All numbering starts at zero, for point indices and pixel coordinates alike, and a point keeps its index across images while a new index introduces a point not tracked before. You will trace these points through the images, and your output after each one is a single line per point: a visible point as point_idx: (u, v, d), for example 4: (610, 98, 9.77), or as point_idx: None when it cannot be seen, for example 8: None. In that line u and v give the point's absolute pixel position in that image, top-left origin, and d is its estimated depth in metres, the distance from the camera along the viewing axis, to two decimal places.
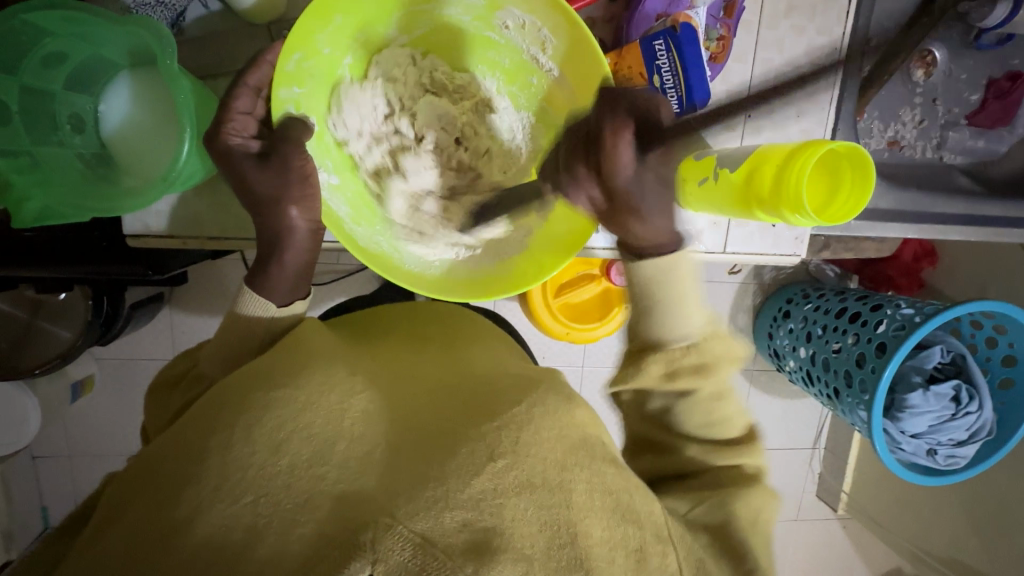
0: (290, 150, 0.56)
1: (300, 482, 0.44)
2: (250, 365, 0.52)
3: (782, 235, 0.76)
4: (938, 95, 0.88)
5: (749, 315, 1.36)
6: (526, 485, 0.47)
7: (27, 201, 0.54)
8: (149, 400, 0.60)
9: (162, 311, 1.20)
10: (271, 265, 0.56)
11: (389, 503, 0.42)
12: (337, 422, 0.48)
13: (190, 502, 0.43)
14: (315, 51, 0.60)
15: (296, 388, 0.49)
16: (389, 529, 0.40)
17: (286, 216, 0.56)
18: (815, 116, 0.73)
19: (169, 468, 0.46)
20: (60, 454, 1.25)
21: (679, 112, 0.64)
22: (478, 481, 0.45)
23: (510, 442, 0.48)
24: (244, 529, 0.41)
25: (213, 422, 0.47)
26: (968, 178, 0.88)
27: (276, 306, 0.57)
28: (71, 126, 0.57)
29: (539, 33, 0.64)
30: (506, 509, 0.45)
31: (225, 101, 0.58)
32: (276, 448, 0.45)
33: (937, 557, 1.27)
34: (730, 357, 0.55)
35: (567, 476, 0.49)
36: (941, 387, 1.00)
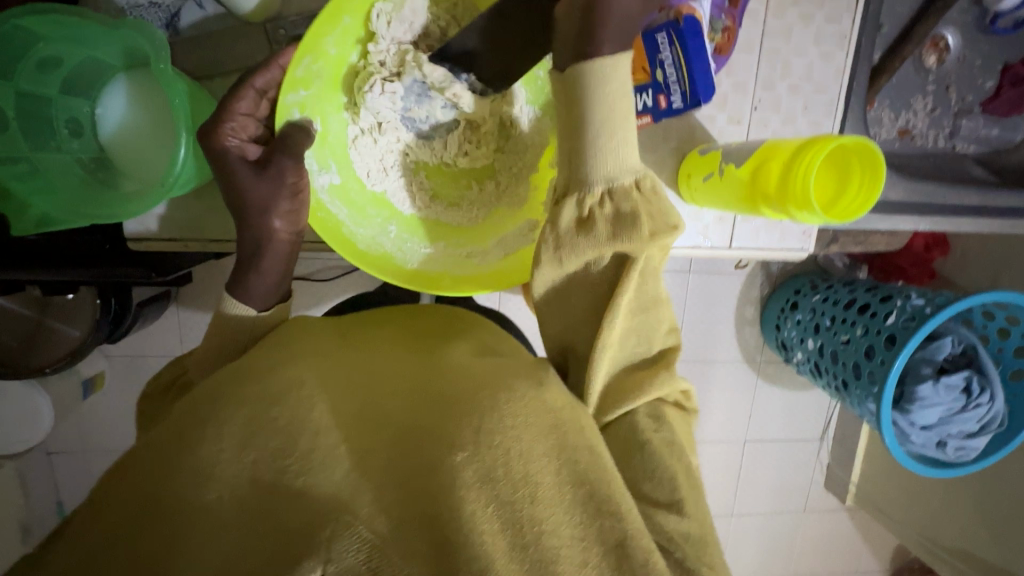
0: (287, 162, 0.57)
1: (265, 475, 0.45)
2: (235, 367, 0.54)
3: (789, 230, 0.75)
4: (951, 82, 0.86)
5: (757, 306, 1.34)
6: (487, 478, 0.46)
7: (31, 208, 0.54)
8: (151, 400, 0.60)
9: (170, 309, 1.20)
10: (249, 271, 0.58)
11: (351, 502, 0.43)
12: (305, 414, 0.49)
13: (162, 495, 0.43)
14: (322, 53, 0.59)
15: (263, 388, 0.50)
16: (349, 528, 0.41)
17: (269, 226, 0.58)
18: (823, 107, 0.72)
19: (144, 462, 0.46)
20: (73, 450, 1.27)
21: (682, 108, 0.63)
22: (441, 477, 0.46)
23: (473, 431, 0.48)
24: (207, 523, 0.42)
25: (189, 418, 0.48)
26: (982, 167, 0.86)
27: (257, 310, 0.60)
28: (69, 130, 0.57)
29: None
30: (465, 502, 0.44)
31: (227, 100, 0.57)
32: (242, 444, 0.46)
33: (945, 549, 1.26)
34: (658, 225, 0.53)
35: (532, 468, 0.48)
36: (952, 378, 0.99)
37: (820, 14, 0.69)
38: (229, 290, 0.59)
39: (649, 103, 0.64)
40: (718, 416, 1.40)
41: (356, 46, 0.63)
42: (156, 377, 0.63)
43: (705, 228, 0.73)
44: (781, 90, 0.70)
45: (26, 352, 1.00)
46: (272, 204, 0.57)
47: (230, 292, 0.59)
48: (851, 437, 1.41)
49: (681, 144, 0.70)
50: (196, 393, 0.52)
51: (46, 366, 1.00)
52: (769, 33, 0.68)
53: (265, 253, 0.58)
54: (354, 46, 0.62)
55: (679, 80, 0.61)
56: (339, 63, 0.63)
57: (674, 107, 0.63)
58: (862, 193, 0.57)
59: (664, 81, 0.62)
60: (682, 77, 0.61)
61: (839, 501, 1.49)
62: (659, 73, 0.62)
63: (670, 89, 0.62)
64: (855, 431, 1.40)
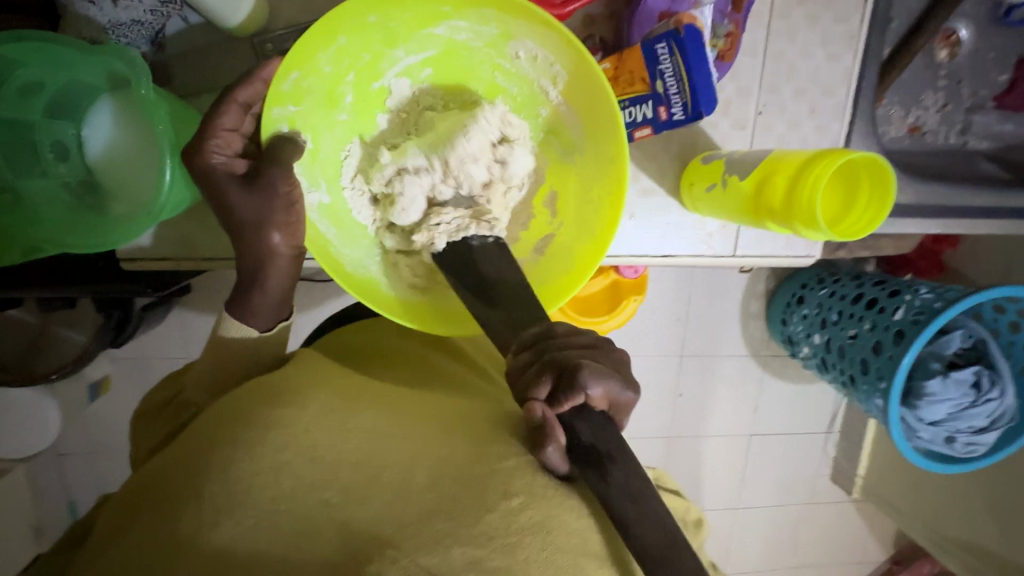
0: (277, 175, 0.55)
1: (305, 505, 0.44)
2: (258, 389, 0.55)
3: (795, 235, 0.73)
4: (963, 76, 0.83)
5: (763, 302, 1.33)
6: (539, 527, 0.45)
7: (15, 239, 0.53)
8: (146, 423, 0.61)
9: (173, 312, 1.20)
10: (254, 290, 0.58)
11: (395, 535, 0.42)
12: (342, 446, 0.49)
13: (192, 519, 0.43)
14: (315, 69, 0.57)
15: (299, 410, 0.52)
16: (394, 560, 0.40)
17: (269, 241, 0.57)
18: (831, 110, 0.70)
19: (173, 484, 0.46)
20: (83, 452, 1.28)
21: (685, 121, 0.60)
22: (491, 516, 0.45)
23: (525, 481, 0.48)
24: (243, 553, 0.40)
25: (220, 439, 0.49)
26: (994, 164, 0.83)
27: (259, 331, 0.60)
28: (54, 154, 0.55)
29: (551, 66, 0.60)
30: (518, 549, 0.43)
31: (211, 114, 0.55)
32: (278, 469, 0.46)
33: (953, 542, 1.26)
34: None
35: (576, 513, 0.48)
36: (961, 373, 0.98)
37: (827, 14, 0.66)
38: (230, 309, 0.59)
39: (649, 114, 0.62)
40: (723, 413, 1.39)
41: (351, 68, 0.60)
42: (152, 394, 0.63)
43: (708, 236, 0.71)
44: (787, 92, 0.68)
45: (33, 360, 1.01)
46: (267, 220, 0.56)
47: (230, 311, 0.59)
48: (858, 432, 1.40)
49: (683, 151, 0.68)
50: (224, 410, 0.53)
51: (51, 373, 1.01)
52: (773, 34, 0.66)
53: (268, 271, 0.58)
54: (352, 68, 0.60)
55: (680, 92, 0.59)
56: (335, 82, 0.60)
57: (675, 118, 0.60)
58: (872, 207, 0.56)
59: (664, 92, 0.60)
60: (684, 88, 0.58)
61: (846, 495, 1.49)
62: (659, 84, 0.60)
63: (671, 100, 0.60)
64: (862, 426, 1.39)
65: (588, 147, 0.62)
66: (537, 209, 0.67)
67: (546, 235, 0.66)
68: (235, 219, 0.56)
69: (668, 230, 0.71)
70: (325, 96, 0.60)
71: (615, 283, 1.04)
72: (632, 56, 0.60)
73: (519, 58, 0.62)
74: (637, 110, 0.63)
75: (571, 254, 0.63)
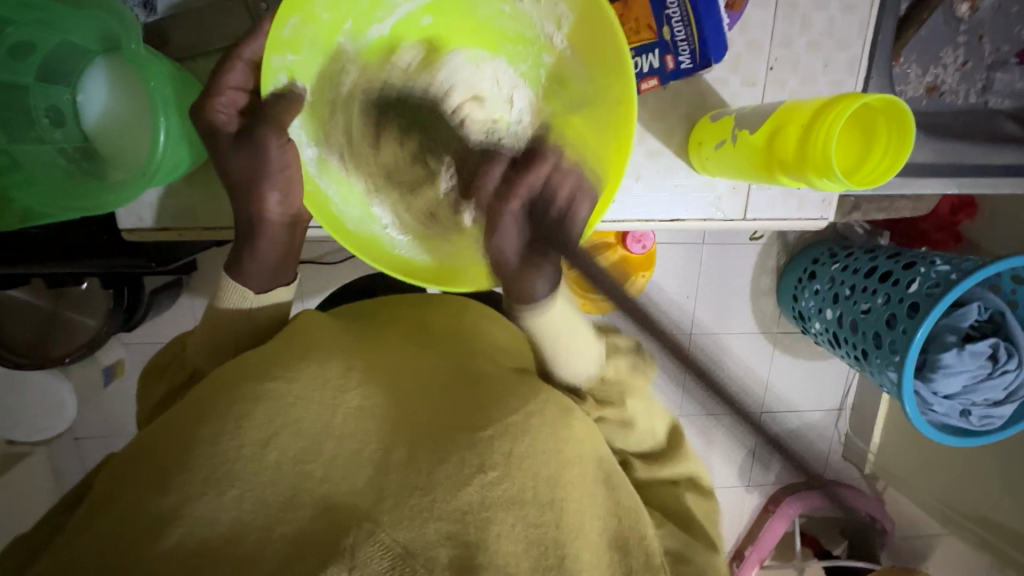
0: (269, 135, 0.57)
1: (289, 478, 0.44)
2: (251, 354, 0.55)
3: (807, 198, 0.72)
4: (985, 31, 0.80)
5: (774, 276, 1.31)
6: (516, 500, 0.47)
7: (12, 204, 0.52)
8: (150, 381, 0.61)
9: (182, 296, 1.20)
10: (244, 252, 0.59)
11: (373, 509, 0.43)
12: (327, 417, 0.49)
13: (178, 490, 0.43)
14: (312, 15, 0.55)
15: (287, 382, 0.50)
16: (371, 536, 0.41)
17: (262, 201, 0.59)
18: (846, 65, 0.67)
19: (156, 461, 0.46)
20: (99, 435, 1.29)
21: (692, 70, 0.59)
22: (466, 492, 0.46)
23: (503, 454, 0.49)
24: (228, 527, 0.42)
25: (205, 412, 0.48)
26: (1016, 123, 0.80)
27: (254, 294, 0.60)
28: (49, 119, 0.55)
29: (556, 7, 0.58)
30: (492, 524, 0.45)
31: (217, 71, 0.56)
32: (264, 443, 0.46)
33: (967, 515, 1.24)
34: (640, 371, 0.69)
35: (558, 495, 0.49)
36: (978, 345, 0.96)
37: None
38: (228, 270, 0.60)
39: (654, 64, 0.60)
40: (735, 388, 1.37)
41: (350, 15, 0.58)
42: (156, 356, 0.64)
43: (718, 199, 0.70)
44: (799, 47, 0.66)
45: (42, 343, 1.01)
46: (257, 184, 0.58)
47: (229, 272, 0.60)
48: (870, 405, 1.39)
49: (691, 111, 0.67)
50: (210, 381, 0.53)
51: (65, 356, 1.01)
52: None
53: (259, 236, 0.60)
54: (351, 15, 0.58)
55: (688, 38, 0.58)
56: (333, 30, 0.58)
57: (682, 67, 0.60)
58: (888, 156, 0.55)
59: (671, 39, 0.59)
60: (692, 34, 0.58)
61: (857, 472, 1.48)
62: (667, 30, 0.59)
63: (678, 48, 0.59)
64: (874, 399, 1.37)
65: (592, 89, 0.59)
66: (548, 158, 0.64)
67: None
68: (234, 180, 0.59)
69: (676, 193, 0.69)
70: (323, 47, 0.58)
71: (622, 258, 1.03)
72: (640, 1, 0.58)
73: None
74: (642, 61, 0.61)
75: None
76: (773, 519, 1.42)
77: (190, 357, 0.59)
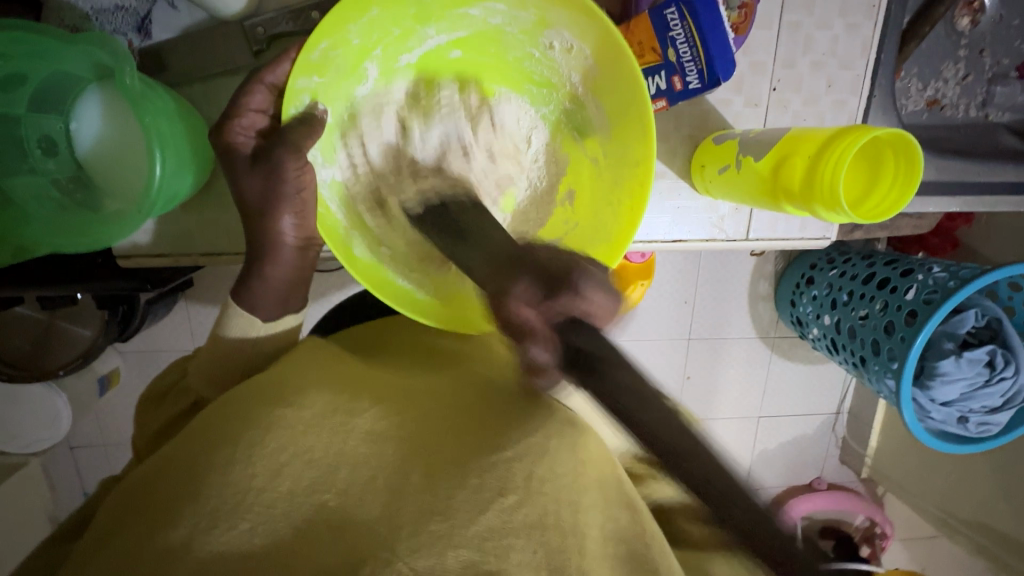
0: (286, 159, 0.54)
1: (301, 509, 0.44)
2: (260, 379, 0.55)
3: (810, 219, 0.71)
4: (986, 45, 0.79)
5: (772, 282, 1.31)
6: (538, 524, 0.46)
7: (9, 236, 0.52)
8: (147, 410, 0.60)
9: (179, 304, 1.19)
10: (254, 279, 0.58)
11: (390, 537, 0.43)
12: (340, 445, 0.49)
13: (188, 524, 0.42)
14: (343, 41, 0.53)
15: (297, 409, 0.51)
16: (388, 565, 0.40)
17: (278, 228, 0.57)
18: (849, 83, 0.67)
19: (165, 491, 0.46)
20: (96, 444, 1.29)
21: (701, 89, 0.58)
22: (484, 518, 0.45)
23: (523, 476, 0.48)
24: (241, 556, 0.41)
25: (217, 441, 0.49)
26: (1016, 138, 0.80)
27: (263, 322, 0.59)
28: (42, 150, 0.54)
29: (585, 60, 0.58)
30: (512, 552, 0.44)
31: (238, 94, 0.56)
32: (276, 472, 0.46)
33: (963, 520, 1.25)
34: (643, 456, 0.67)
35: (580, 519, 0.48)
36: (975, 353, 0.95)
37: None
38: (233, 295, 0.59)
39: (662, 86, 0.61)
40: (732, 396, 1.38)
41: (381, 41, 0.57)
42: (156, 381, 0.64)
43: (720, 220, 0.69)
44: (803, 67, 0.65)
45: (40, 355, 1.00)
46: (272, 208, 0.56)
47: (235, 297, 0.59)
48: (868, 412, 1.39)
49: (694, 131, 0.66)
50: (218, 409, 0.53)
51: (59, 368, 1.01)
52: (788, 5, 0.63)
53: (272, 259, 0.58)
54: (382, 42, 0.57)
55: (694, 58, 0.57)
56: (362, 55, 0.57)
57: (690, 88, 0.59)
58: (895, 192, 0.55)
59: (677, 61, 0.58)
60: (698, 55, 0.57)
61: (855, 475, 1.49)
62: (671, 52, 0.58)
63: (686, 69, 0.58)
64: (872, 406, 1.38)
65: (612, 119, 0.59)
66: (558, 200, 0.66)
67: (561, 236, 0.64)
68: (248, 206, 0.57)
69: (677, 215, 0.69)
70: (351, 70, 0.57)
71: (622, 268, 1.03)
72: (641, 24, 0.59)
73: (553, 49, 0.59)
74: (649, 82, 0.61)
75: (583, 255, 0.61)
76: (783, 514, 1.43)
77: (193, 385, 0.58)
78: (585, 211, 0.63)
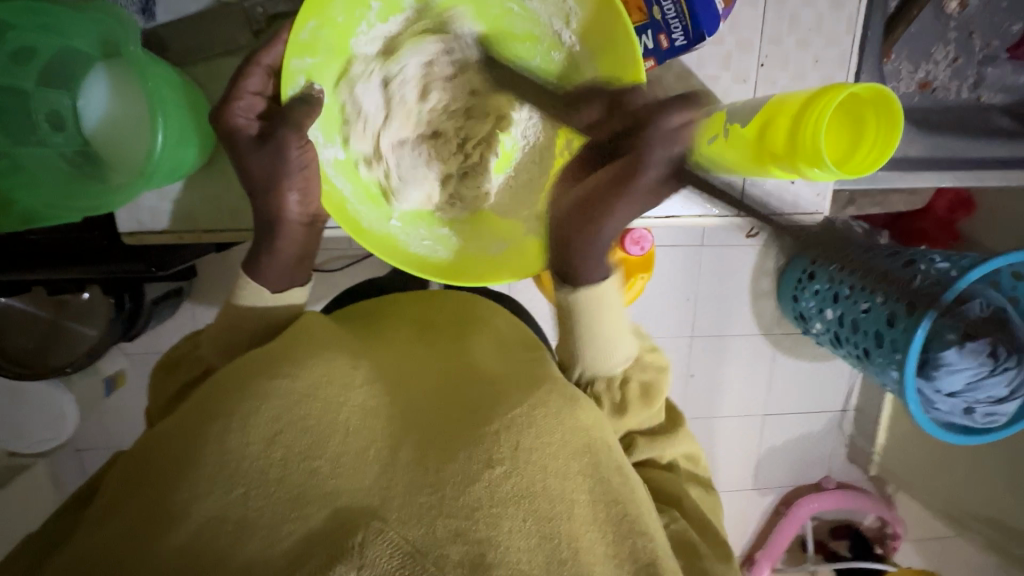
0: (290, 134, 0.57)
1: (294, 475, 0.45)
2: (257, 356, 0.55)
3: (801, 192, 0.72)
4: (975, 27, 0.80)
5: (773, 278, 1.31)
6: (524, 493, 0.46)
7: (14, 204, 0.54)
8: (158, 381, 0.62)
9: (184, 304, 1.20)
10: (264, 252, 0.61)
11: (382, 507, 0.43)
12: (335, 414, 0.49)
13: (187, 489, 0.43)
14: (328, 18, 0.56)
15: (292, 379, 0.51)
16: (379, 533, 0.41)
17: (282, 202, 0.60)
18: (836, 61, 0.68)
19: (164, 459, 0.47)
20: (102, 446, 1.29)
21: (686, 46, 0.61)
22: (473, 489, 0.45)
23: (511, 446, 0.48)
24: (235, 521, 0.42)
25: (212, 411, 0.49)
26: (1009, 118, 0.81)
27: (271, 293, 0.61)
28: (50, 124, 0.55)
29: (564, 4, 0.60)
30: (503, 520, 0.44)
31: (235, 78, 0.57)
32: (270, 441, 0.46)
33: (973, 516, 1.23)
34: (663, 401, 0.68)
35: (568, 486, 0.49)
36: (978, 343, 0.96)
37: None
38: (246, 268, 0.61)
39: (649, 45, 0.62)
40: (736, 391, 1.37)
41: (364, 15, 0.59)
42: (170, 350, 0.65)
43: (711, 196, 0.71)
44: (789, 45, 0.67)
45: (45, 353, 1.01)
46: (277, 183, 0.59)
47: (246, 271, 0.61)
48: (874, 405, 1.38)
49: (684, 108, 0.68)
50: (215, 383, 0.53)
51: (67, 365, 1.01)
52: None
53: (279, 233, 0.60)
54: (365, 15, 0.59)
55: (679, 16, 0.59)
56: (348, 31, 0.59)
57: (677, 45, 0.61)
58: (874, 152, 0.55)
59: (663, 19, 0.60)
60: (682, 11, 0.59)
61: (863, 473, 1.47)
62: (656, 10, 0.60)
63: (670, 26, 0.60)
64: (878, 399, 1.37)
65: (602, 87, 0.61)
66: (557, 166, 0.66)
67: (559, 193, 0.66)
68: (254, 181, 0.59)
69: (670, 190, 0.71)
70: (340, 49, 0.59)
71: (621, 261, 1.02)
72: None
73: (531, 1, 0.60)
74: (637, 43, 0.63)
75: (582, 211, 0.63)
76: (791, 514, 1.41)
77: (204, 356, 0.61)
78: (583, 166, 0.63)
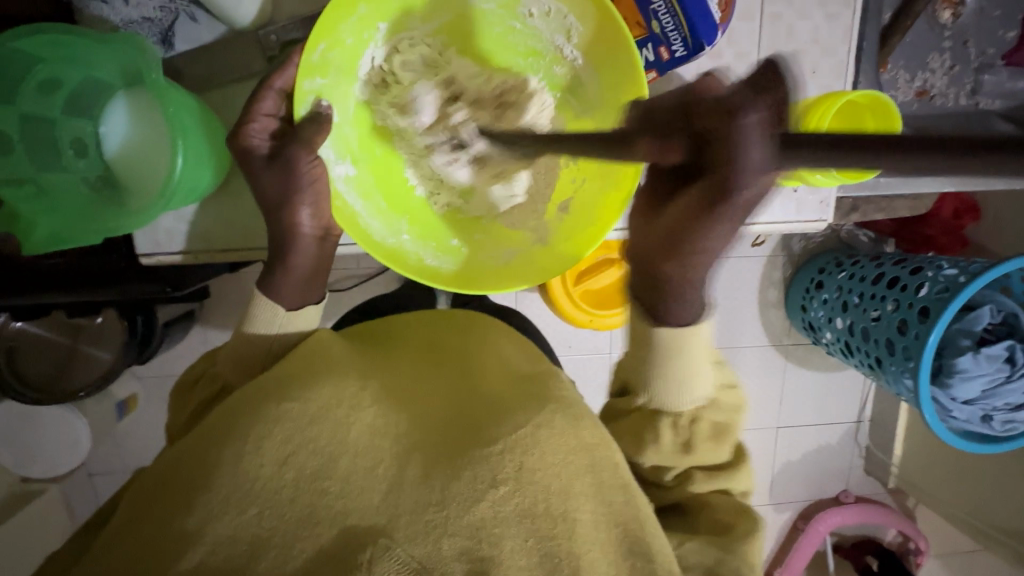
0: (299, 154, 0.58)
1: (305, 496, 0.45)
2: (268, 377, 0.55)
3: (805, 201, 0.73)
4: (969, 36, 0.82)
5: (782, 288, 1.30)
6: (527, 514, 0.47)
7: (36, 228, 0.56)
8: (175, 403, 0.64)
9: (196, 328, 1.22)
10: (278, 268, 0.61)
11: (390, 525, 0.44)
12: (343, 437, 0.49)
13: (201, 510, 0.43)
14: (338, 41, 0.59)
15: (303, 402, 0.51)
16: (386, 551, 0.43)
17: (295, 219, 0.60)
18: (834, 71, 0.69)
19: (177, 480, 0.47)
20: (114, 471, 1.30)
21: (686, 56, 0.62)
22: (478, 508, 0.45)
23: (513, 467, 0.48)
24: (248, 541, 0.43)
25: (227, 435, 0.49)
26: (1008, 123, 0.82)
27: (285, 310, 0.62)
28: (74, 151, 0.58)
29: (565, 20, 0.62)
30: (504, 539, 0.45)
31: (252, 99, 0.60)
32: (282, 461, 0.47)
33: (997, 529, 1.20)
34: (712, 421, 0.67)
35: (571, 504, 0.48)
36: (993, 349, 0.94)
37: None
38: (261, 286, 0.62)
39: (650, 57, 0.63)
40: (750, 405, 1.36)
41: (372, 36, 0.62)
42: (186, 372, 0.66)
43: None
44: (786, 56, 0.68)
45: (62, 378, 1.02)
46: (288, 200, 0.60)
47: (260, 288, 0.62)
48: (889, 415, 1.36)
49: None
50: (231, 404, 0.53)
51: (80, 389, 1.01)
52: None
53: (292, 249, 0.61)
54: (371, 38, 0.62)
55: (677, 28, 0.61)
56: (357, 53, 0.62)
57: (677, 55, 0.62)
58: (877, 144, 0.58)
59: (661, 32, 0.62)
60: (681, 24, 0.61)
61: (882, 486, 1.44)
62: (655, 24, 0.62)
63: (670, 38, 0.62)
64: (893, 409, 1.35)
65: (603, 95, 0.63)
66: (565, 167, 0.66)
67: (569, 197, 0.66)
68: (267, 200, 0.60)
69: None
70: (349, 69, 0.62)
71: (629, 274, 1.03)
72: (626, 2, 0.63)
73: (532, 16, 0.63)
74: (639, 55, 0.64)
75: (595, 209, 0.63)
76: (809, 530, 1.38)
77: (223, 372, 0.61)
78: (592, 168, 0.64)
